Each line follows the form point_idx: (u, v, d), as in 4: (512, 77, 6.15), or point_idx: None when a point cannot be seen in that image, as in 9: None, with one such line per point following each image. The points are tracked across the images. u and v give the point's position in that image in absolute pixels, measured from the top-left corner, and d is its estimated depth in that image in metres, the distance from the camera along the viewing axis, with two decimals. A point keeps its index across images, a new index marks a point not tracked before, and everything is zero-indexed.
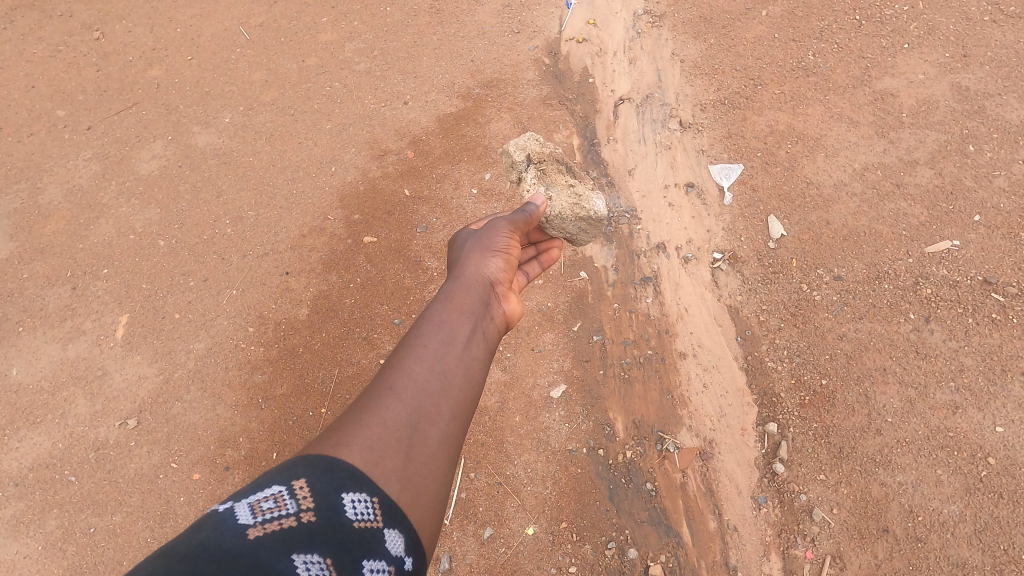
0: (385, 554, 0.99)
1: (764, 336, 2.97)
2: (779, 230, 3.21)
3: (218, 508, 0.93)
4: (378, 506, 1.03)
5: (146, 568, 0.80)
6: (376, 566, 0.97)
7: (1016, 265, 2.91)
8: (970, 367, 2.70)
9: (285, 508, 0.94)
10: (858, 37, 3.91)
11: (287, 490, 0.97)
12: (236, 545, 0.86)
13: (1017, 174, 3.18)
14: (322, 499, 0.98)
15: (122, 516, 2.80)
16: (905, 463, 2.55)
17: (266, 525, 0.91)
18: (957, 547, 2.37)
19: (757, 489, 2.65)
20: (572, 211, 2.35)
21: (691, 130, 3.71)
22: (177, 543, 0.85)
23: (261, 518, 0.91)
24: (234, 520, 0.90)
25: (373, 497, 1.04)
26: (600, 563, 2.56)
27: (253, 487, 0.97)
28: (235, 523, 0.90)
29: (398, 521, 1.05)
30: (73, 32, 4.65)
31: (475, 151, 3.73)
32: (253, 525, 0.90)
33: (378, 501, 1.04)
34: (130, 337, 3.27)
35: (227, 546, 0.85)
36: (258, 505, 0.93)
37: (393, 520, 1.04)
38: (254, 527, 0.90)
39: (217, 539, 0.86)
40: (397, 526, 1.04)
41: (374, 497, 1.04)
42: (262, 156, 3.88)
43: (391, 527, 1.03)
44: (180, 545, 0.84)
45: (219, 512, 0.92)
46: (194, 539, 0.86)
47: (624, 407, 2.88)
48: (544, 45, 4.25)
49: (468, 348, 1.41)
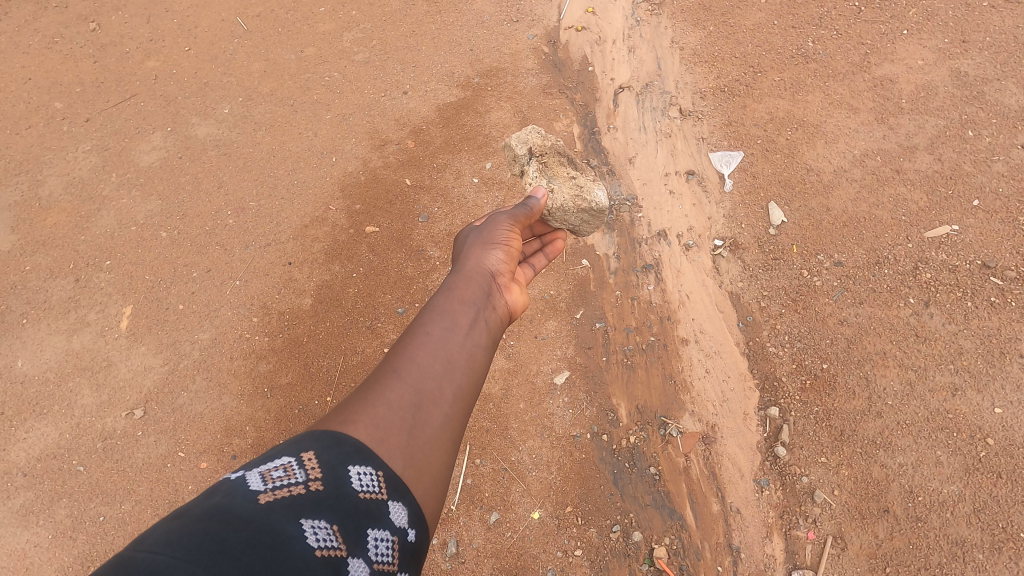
0: (389, 524, 1.01)
1: (765, 322, 3.00)
2: (779, 217, 3.23)
3: (230, 476, 0.96)
4: (383, 479, 1.05)
5: (162, 527, 0.82)
6: (380, 535, 0.98)
7: (1014, 248, 2.94)
8: (969, 350, 2.74)
9: (295, 477, 0.96)
10: (857, 24, 3.92)
11: (296, 461, 0.99)
12: (248, 509, 0.88)
13: (1016, 159, 3.19)
14: (330, 471, 1.00)
15: (131, 505, 2.82)
16: (905, 445, 2.59)
17: (276, 491, 0.93)
18: (956, 526, 2.40)
19: (760, 472, 2.68)
20: (574, 203, 2.37)
21: (690, 117, 3.72)
22: (193, 505, 0.88)
23: (272, 485, 0.94)
24: (245, 487, 0.93)
25: (378, 471, 1.06)
26: (605, 546, 2.60)
27: (263, 459, 1.00)
28: (246, 489, 0.92)
29: (402, 494, 1.07)
30: (69, 24, 4.63)
31: (476, 141, 3.73)
32: (264, 492, 0.93)
33: (382, 475, 1.06)
34: (135, 328, 3.28)
35: (239, 509, 0.88)
36: (269, 474, 0.96)
37: (397, 493, 1.06)
38: (265, 493, 0.92)
39: (230, 503, 0.88)
40: (401, 499, 1.06)
41: (379, 470, 1.06)
42: (262, 146, 3.87)
43: (396, 500, 1.05)
44: (195, 508, 0.87)
45: (231, 480, 0.95)
46: (207, 503, 0.88)
47: (626, 392, 2.91)
48: (544, 34, 4.24)
49: (470, 335, 1.42)
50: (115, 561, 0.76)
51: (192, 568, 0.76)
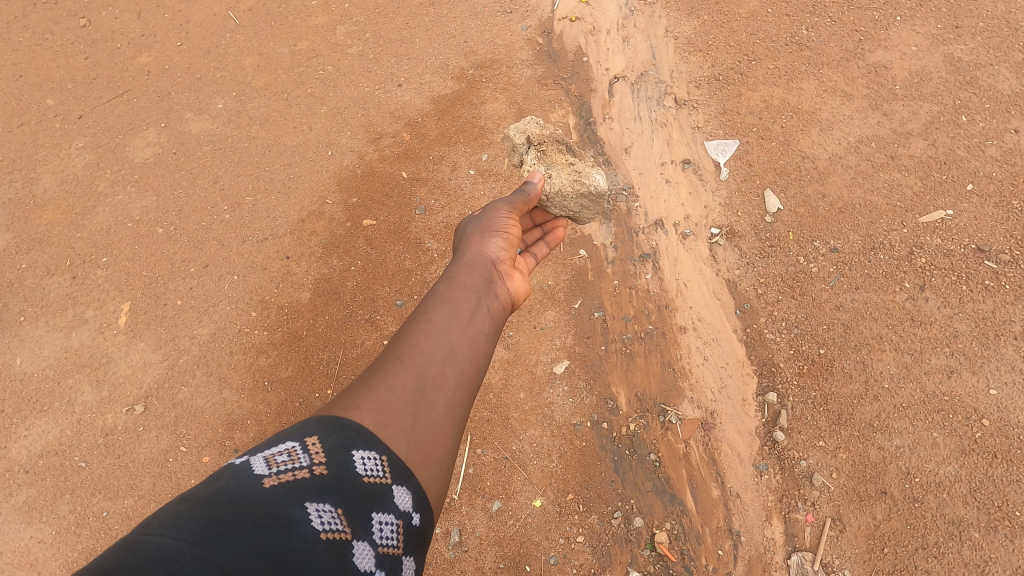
0: (393, 508, 1.02)
1: (763, 308, 3.02)
2: (775, 204, 3.24)
3: (234, 461, 0.97)
4: (387, 463, 1.06)
5: (167, 512, 0.83)
6: (385, 519, 0.99)
7: (1008, 232, 2.96)
8: (964, 333, 2.77)
9: (298, 462, 0.97)
10: (850, 11, 3.93)
11: (300, 446, 1.00)
12: (251, 492, 0.89)
13: (1009, 143, 3.22)
14: (334, 455, 1.01)
15: (134, 500, 2.84)
16: (902, 428, 2.61)
17: (281, 475, 0.94)
18: (953, 506, 2.44)
19: (758, 457, 2.71)
20: (573, 188, 2.36)
21: (685, 106, 3.73)
22: (199, 489, 0.89)
23: (276, 469, 0.95)
24: (250, 471, 0.94)
25: (382, 455, 1.07)
26: (607, 532, 2.62)
27: (268, 443, 1.01)
28: (251, 473, 0.93)
29: (407, 478, 1.08)
30: (60, 20, 4.59)
31: (472, 132, 3.72)
32: (268, 475, 0.93)
33: (386, 459, 1.06)
34: (134, 324, 3.28)
35: (244, 492, 0.89)
36: (273, 459, 0.97)
37: (401, 477, 1.06)
38: (270, 477, 0.93)
39: (235, 487, 0.89)
40: (405, 483, 1.06)
41: (383, 455, 1.07)
42: (258, 141, 3.86)
43: (400, 484, 1.05)
44: (200, 492, 0.88)
45: (235, 465, 0.96)
46: (212, 488, 0.89)
47: (626, 380, 2.92)
48: (537, 25, 4.22)
49: (472, 322, 1.43)
50: (122, 544, 0.77)
51: (198, 550, 0.78)
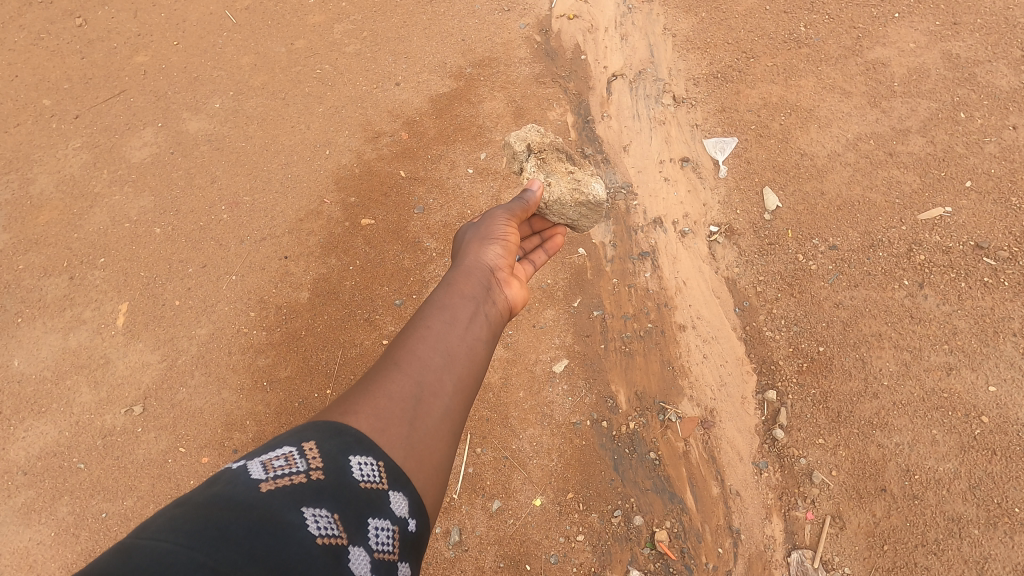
0: (389, 514, 1.01)
1: (762, 306, 3.02)
2: (774, 202, 3.24)
3: (231, 465, 0.96)
4: (383, 469, 1.05)
5: (162, 516, 0.83)
6: (380, 525, 0.99)
7: (1007, 229, 2.96)
8: (963, 330, 2.77)
9: (296, 466, 0.97)
10: (848, 8, 3.92)
11: (298, 450, 1.00)
12: (248, 496, 0.89)
13: (1007, 139, 3.22)
14: (331, 460, 1.00)
15: (134, 501, 2.83)
16: (901, 425, 2.62)
17: (277, 479, 0.94)
18: (953, 502, 2.44)
19: (758, 455, 2.71)
20: (572, 196, 2.35)
21: (684, 104, 3.72)
22: (195, 493, 0.89)
23: (273, 473, 0.94)
24: (247, 475, 0.93)
25: (379, 461, 1.06)
26: (607, 530, 2.62)
27: (265, 448, 1.00)
28: (247, 477, 0.92)
29: (403, 484, 1.07)
30: (55, 19, 4.58)
31: (470, 131, 3.71)
32: (265, 480, 0.93)
33: (383, 465, 1.06)
34: (132, 325, 3.27)
35: (240, 497, 0.88)
36: (270, 463, 0.96)
37: (397, 483, 1.06)
38: (266, 481, 0.93)
39: (231, 491, 0.89)
40: (402, 489, 1.06)
41: (381, 461, 1.06)
42: (255, 141, 3.85)
43: (396, 489, 1.05)
44: (197, 496, 0.87)
45: (232, 469, 0.95)
46: (208, 492, 0.89)
47: (625, 378, 2.92)
48: (535, 22, 4.21)
49: (471, 329, 1.43)
50: (118, 548, 0.77)
51: (195, 554, 0.77)
